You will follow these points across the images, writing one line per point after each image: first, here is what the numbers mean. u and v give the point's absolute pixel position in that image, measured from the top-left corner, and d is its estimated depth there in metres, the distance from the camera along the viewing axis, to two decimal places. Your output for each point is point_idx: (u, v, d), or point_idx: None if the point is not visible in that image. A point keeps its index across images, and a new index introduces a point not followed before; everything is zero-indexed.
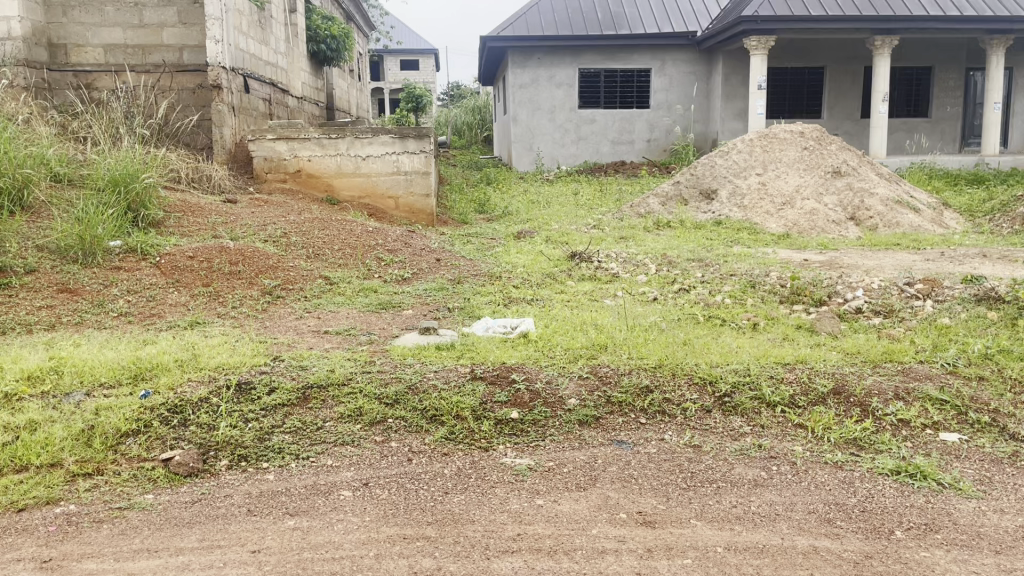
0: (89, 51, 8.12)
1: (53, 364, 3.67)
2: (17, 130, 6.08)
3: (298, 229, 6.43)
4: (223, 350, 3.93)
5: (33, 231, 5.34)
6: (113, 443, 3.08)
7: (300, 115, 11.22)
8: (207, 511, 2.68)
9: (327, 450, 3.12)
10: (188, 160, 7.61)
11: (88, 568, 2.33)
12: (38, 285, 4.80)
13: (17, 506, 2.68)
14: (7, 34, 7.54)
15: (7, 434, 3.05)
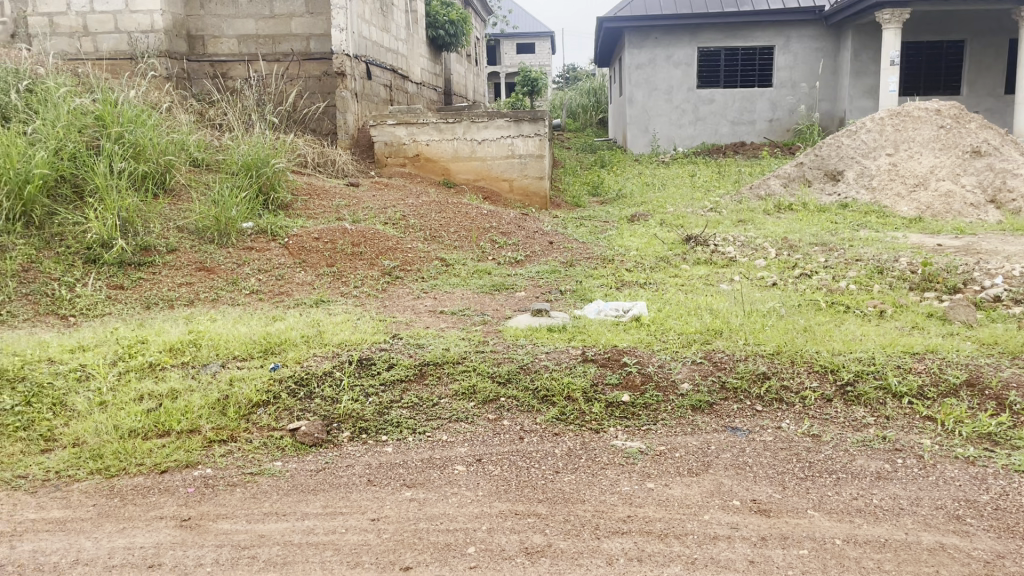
0: (224, 42, 8.55)
1: (192, 337, 3.93)
2: (160, 117, 6.49)
3: (416, 211, 6.60)
4: (346, 327, 4.11)
5: (175, 213, 5.70)
6: (246, 412, 3.27)
7: (419, 101, 11.47)
8: (331, 479, 2.82)
9: (442, 425, 3.21)
10: (314, 145, 7.93)
11: (223, 527, 2.50)
12: (178, 263, 5.12)
13: (160, 468, 2.90)
14: (150, 27, 7.93)
15: (153, 401, 3.31)
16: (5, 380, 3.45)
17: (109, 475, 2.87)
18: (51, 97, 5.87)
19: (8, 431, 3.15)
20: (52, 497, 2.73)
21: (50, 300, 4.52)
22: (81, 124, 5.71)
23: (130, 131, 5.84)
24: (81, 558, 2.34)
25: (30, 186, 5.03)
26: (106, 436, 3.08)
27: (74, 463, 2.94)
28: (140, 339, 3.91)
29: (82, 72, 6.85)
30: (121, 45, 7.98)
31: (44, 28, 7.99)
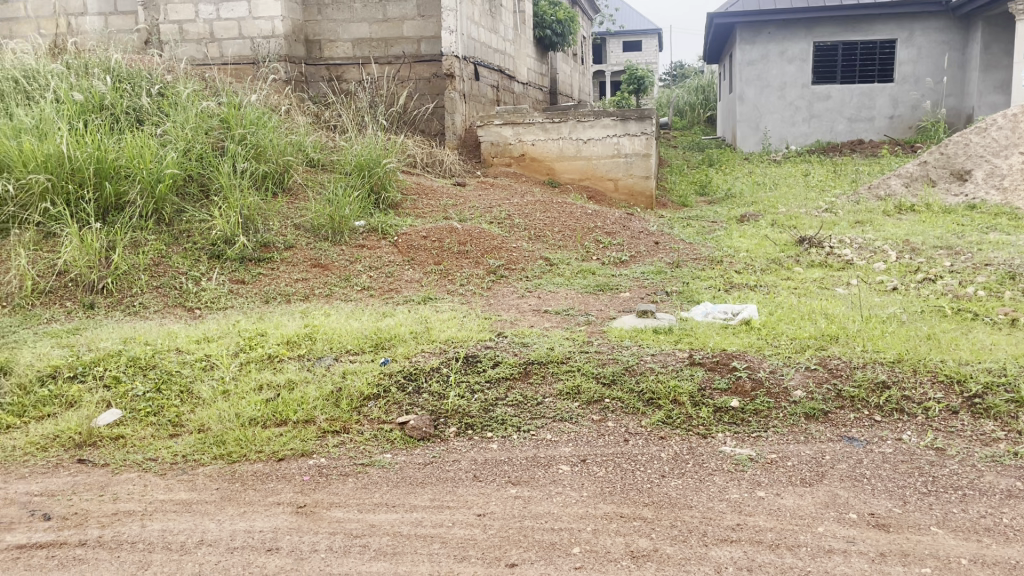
0: (340, 45, 8.83)
1: (308, 331, 4.09)
2: (280, 120, 6.76)
3: (522, 211, 6.64)
4: (453, 324, 4.18)
5: (292, 212, 5.93)
6: (357, 404, 3.38)
7: (525, 101, 11.53)
8: (438, 473, 2.88)
9: (546, 424, 3.22)
10: (423, 145, 8.10)
11: (337, 516, 2.59)
12: (295, 259, 5.33)
13: (277, 456, 3.03)
14: (272, 32, 8.28)
15: (271, 392, 3.46)
16: (138, 368, 3.68)
17: (231, 461, 3.01)
18: (181, 100, 6.21)
19: (141, 416, 3.37)
20: (180, 479, 2.89)
21: (178, 293, 4.80)
22: (207, 126, 6.02)
23: (252, 133, 6.12)
24: (206, 539, 2.47)
25: (161, 185, 5.34)
26: (229, 423, 3.24)
27: (199, 448, 3.10)
28: (259, 332, 4.09)
29: (209, 76, 7.22)
30: (244, 51, 8.36)
31: (174, 35, 8.46)
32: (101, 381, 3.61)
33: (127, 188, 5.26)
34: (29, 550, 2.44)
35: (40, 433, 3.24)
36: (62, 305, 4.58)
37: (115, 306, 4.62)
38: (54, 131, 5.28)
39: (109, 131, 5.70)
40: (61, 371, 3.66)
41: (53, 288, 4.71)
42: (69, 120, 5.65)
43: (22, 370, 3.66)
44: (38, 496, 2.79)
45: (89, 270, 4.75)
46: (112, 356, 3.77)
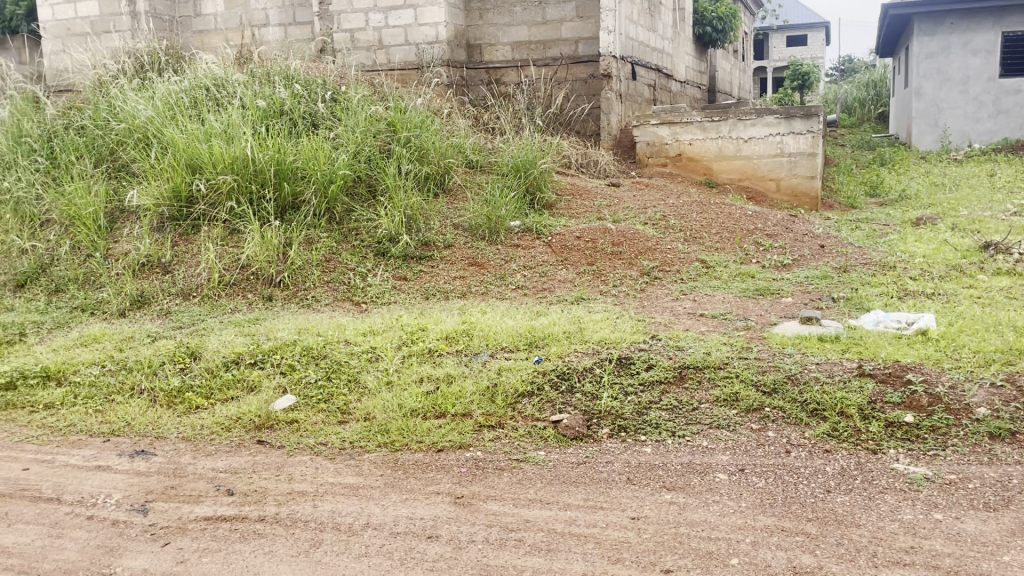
0: (499, 49, 9.02)
1: (466, 327, 4.21)
2: (441, 122, 6.99)
3: (678, 212, 6.53)
4: (606, 325, 4.17)
5: (452, 211, 6.11)
6: (512, 400, 3.44)
7: (683, 100, 11.32)
8: (591, 474, 2.89)
9: (701, 430, 3.16)
10: (578, 146, 8.12)
11: (493, 508, 2.65)
12: (453, 257, 5.50)
13: (437, 447, 3.14)
14: (435, 38, 8.57)
15: (431, 384, 3.60)
16: (311, 357, 3.93)
17: (394, 449, 3.15)
18: (351, 105, 6.55)
19: (313, 403, 3.59)
20: (348, 464, 3.05)
21: (346, 288, 5.07)
22: (375, 129, 6.31)
23: (416, 135, 6.37)
24: (371, 522, 2.60)
25: (333, 185, 5.66)
26: (393, 413, 3.39)
27: (365, 436, 3.26)
28: (420, 327, 4.26)
29: (377, 82, 7.56)
30: (409, 56, 8.70)
31: (346, 44, 8.93)
32: (278, 368, 3.88)
33: (302, 188, 5.61)
34: (215, 522, 2.65)
35: (225, 413, 3.52)
36: (244, 297, 4.96)
37: (290, 299, 4.94)
38: (239, 135, 5.70)
39: (287, 135, 6.10)
40: (243, 357, 3.96)
41: (236, 281, 5.10)
42: (253, 125, 6.10)
43: (210, 355, 3.99)
44: (223, 472, 3.03)
45: (268, 264, 5.11)
46: (287, 346, 4.04)
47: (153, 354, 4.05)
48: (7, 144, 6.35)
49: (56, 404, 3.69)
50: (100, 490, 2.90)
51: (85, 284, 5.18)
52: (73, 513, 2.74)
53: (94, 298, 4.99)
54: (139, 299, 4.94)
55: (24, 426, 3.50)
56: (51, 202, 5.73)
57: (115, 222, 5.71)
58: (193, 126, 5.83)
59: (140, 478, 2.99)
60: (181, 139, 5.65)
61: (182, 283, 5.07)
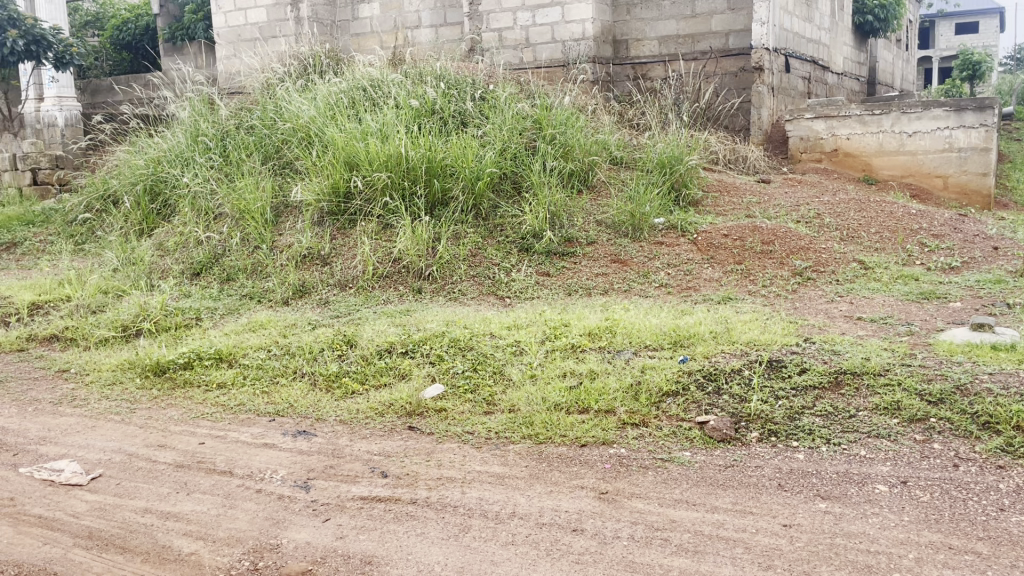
0: (647, 44, 8.93)
1: (609, 324, 4.20)
2: (587, 119, 6.99)
3: (832, 210, 6.24)
4: (756, 326, 4.05)
5: (595, 208, 6.11)
6: (656, 399, 3.41)
7: (840, 93, 10.79)
8: (740, 477, 2.82)
9: (859, 439, 3.01)
10: (726, 142, 7.91)
11: (638, 506, 2.64)
12: (597, 254, 5.49)
13: (580, 441, 3.16)
14: (582, 35, 8.59)
15: (575, 379, 3.62)
16: (458, 348, 4.04)
17: (538, 442, 3.19)
18: (499, 103, 6.67)
19: (460, 392, 3.69)
20: (494, 454, 3.12)
21: (492, 282, 5.18)
22: (522, 127, 6.40)
23: (562, 132, 6.41)
24: (517, 512, 2.65)
25: (480, 182, 5.79)
26: (537, 406, 3.44)
27: (510, 427, 3.33)
28: (563, 323, 4.29)
29: (524, 80, 7.66)
30: (556, 54, 8.76)
31: (495, 43, 9.10)
32: (427, 358, 4.02)
33: (451, 184, 5.78)
34: (371, 502, 2.79)
35: (378, 399, 3.68)
36: (395, 289, 5.16)
37: (439, 291, 5.10)
38: (393, 134, 5.94)
39: (438, 133, 6.28)
40: (395, 346, 4.13)
41: (389, 273, 5.31)
42: (407, 123, 6.33)
43: (364, 344, 4.19)
44: (377, 455, 3.17)
45: (418, 258, 5.30)
46: (436, 337, 4.17)
47: (313, 341, 4.29)
48: (185, 144, 6.88)
49: (227, 383, 3.98)
50: (267, 466, 3.11)
51: (253, 274, 5.55)
52: (243, 486, 2.94)
53: (260, 287, 5.34)
54: (300, 289, 5.25)
55: (200, 403, 3.80)
56: (224, 197, 6.17)
57: (280, 216, 6.08)
58: (351, 125, 6.12)
59: (301, 457, 3.18)
60: (340, 139, 5.95)
61: (339, 274, 5.34)
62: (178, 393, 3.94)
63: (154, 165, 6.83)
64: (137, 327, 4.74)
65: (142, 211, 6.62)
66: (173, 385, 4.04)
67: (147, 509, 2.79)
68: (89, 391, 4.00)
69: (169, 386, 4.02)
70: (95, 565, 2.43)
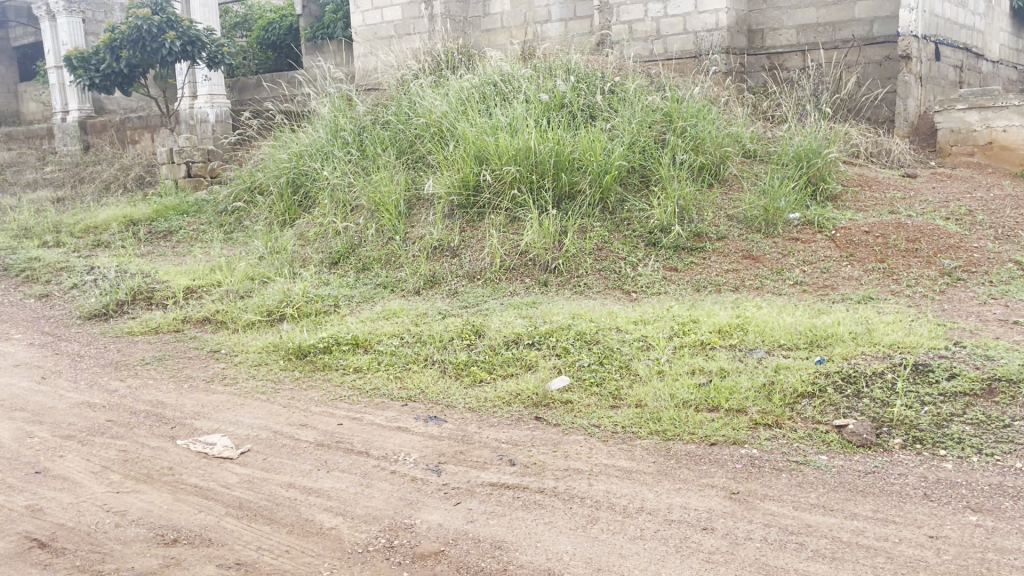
0: (783, 33, 8.68)
1: (740, 322, 4.10)
2: (719, 111, 6.84)
3: (986, 206, 5.85)
4: (900, 328, 3.85)
5: (726, 202, 5.96)
6: (790, 400, 3.31)
7: (995, 82, 10.07)
8: (881, 484, 2.70)
9: (1015, 450, 2.82)
10: (868, 134, 7.55)
11: (771, 508, 2.57)
12: (728, 250, 5.37)
13: (710, 440, 3.10)
14: (715, 25, 8.37)
15: (704, 377, 3.56)
16: (584, 342, 4.05)
17: (666, 438, 3.16)
18: (628, 96, 6.62)
19: (587, 385, 3.69)
20: (621, 448, 3.12)
21: (618, 276, 5.15)
22: (652, 119, 6.33)
23: (693, 125, 6.30)
24: (646, 507, 2.64)
25: (608, 175, 5.77)
26: (666, 402, 3.40)
27: (637, 422, 3.31)
28: (692, 319, 4.22)
29: (654, 72, 7.56)
30: (687, 45, 8.57)
31: (625, 35, 9.00)
32: (554, 350, 4.05)
33: (578, 178, 5.79)
34: (500, 488, 2.84)
35: (506, 389, 3.75)
36: (522, 281, 5.21)
37: (565, 285, 5.12)
38: (523, 128, 6.01)
39: (567, 127, 6.31)
40: (521, 338, 4.19)
41: (516, 266, 5.37)
42: (536, 117, 6.39)
43: (492, 334, 4.27)
44: (505, 443, 3.23)
45: (545, 251, 5.34)
46: (562, 330, 4.20)
47: (443, 330, 4.42)
48: (325, 138, 7.20)
49: (363, 367, 4.15)
50: (401, 448, 3.22)
51: (387, 264, 5.75)
52: (379, 467, 3.07)
53: (394, 276, 5.53)
54: (431, 279, 5.39)
55: (338, 386, 3.98)
56: (361, 189, 6.42)
57: (412, 209, 6.26)
58: (482, 120, 6.24)
59: (433, 442, 3.27)
60: (471, 133, 6.08)
61: (468, 265, 5.45)
62: (318, 375, 4.13)
63: (297, 159, 7.19)
64: (281, 312, 5.01)
65: (286, 202, 6.98)
66: (313, 367, 4.25)
67: (291, 483, 2.95)
68: (237, 370, 4.26)
69: (309, 368, 4.24)
70: (245, 534, 2.59)
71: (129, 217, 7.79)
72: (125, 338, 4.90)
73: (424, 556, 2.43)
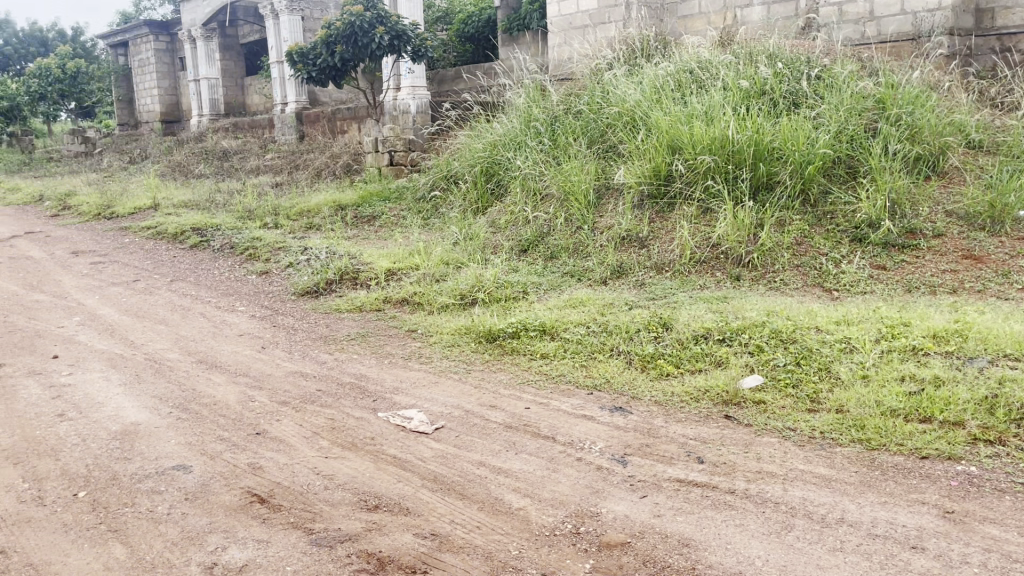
0: (1018, 12, 7.83)
1: (959, 327, 3.75)
2: (940, 98, 6.29)
3: None
4: None
5: (944, 197, 5.48)
6: (1016, 416, 3.00)
7: None
8: None
9: None
10: None
11: (991, 532, 2.35)
12: (944, 249, 4.94)
13: (920, 453, 2.87)
14: (938, 5, 7.71)
15: (915, 385, 3.30)
16: (780, 341, 3.88)
17: (870, 447, 2.96)
18: (837, 82, 6.24)
19: (782, 386, 3.53)
20: (819, 454, 2.95)
21: (818, 273, 4.89)
22: (862, 107, 5.94)
23: (909, 113, 5.84)
24: (846, 518, 2.49)
25: (811, 166, 5.48)
26: (871, 409, 3.19)
27: (838, 428, 3.12)
28: (903, 322, 3.92)
29: (866, 56, 7.08)
30: (905, 26, 7.97)
31: (834, 18, 8.53)
32: (746, 348, 3.91)
33: (778, 168, 5.55)
34: (688, 485, 2.78)
35: (694, 384, 3.66)
36: (713, 275, 5.07)
37: (759, 280, 4.92)
38: (720, 116, 5.84)
39: (767, 115, 6.05)
40: (712, 333, 4.07)
41: (707, 259, 5.24)
42: (735, 105, 6.18)
43: (681, 327, 4.18)
44: (693, 440, 3.16)
45: (739, 244, 5.16)
46: (756, 326, 4.04)
47: (630, 321, 4.38)
48: (519, 128, 7.34)
49: (550, 354, 4.20)
50: (587, 436, 3.24)
51: (575, 253, 5.78)
52: (565, 453, 3.10)
53: (581, 266, 5.55)
54: (619, 270, 5.36)
55: (526, 370, 4.06)
56: (552, 179, 6.50)
57: (601, 198, 6.26)
58: (677, 108, 6.12)
59: (619, 432, 3.26)
60: (665, 122, 5.98)
61: (656, 257, 5.37)
62: (507, 359, 4.24)
63: (491, 148, 7.39)
64: (473, 297, 5.19)
65: (479, 190, 7.20)
66: (502, 351, 4.36)
67: (481, 462, 3.05)
68: (432, 350, 4.46)
69: (498, 351, 4.35)
70: (440, 507, 2.70)
71: (338, 202, 8.35)
72: (332, 315, 5.26)
73: (610, 546, 2.43)
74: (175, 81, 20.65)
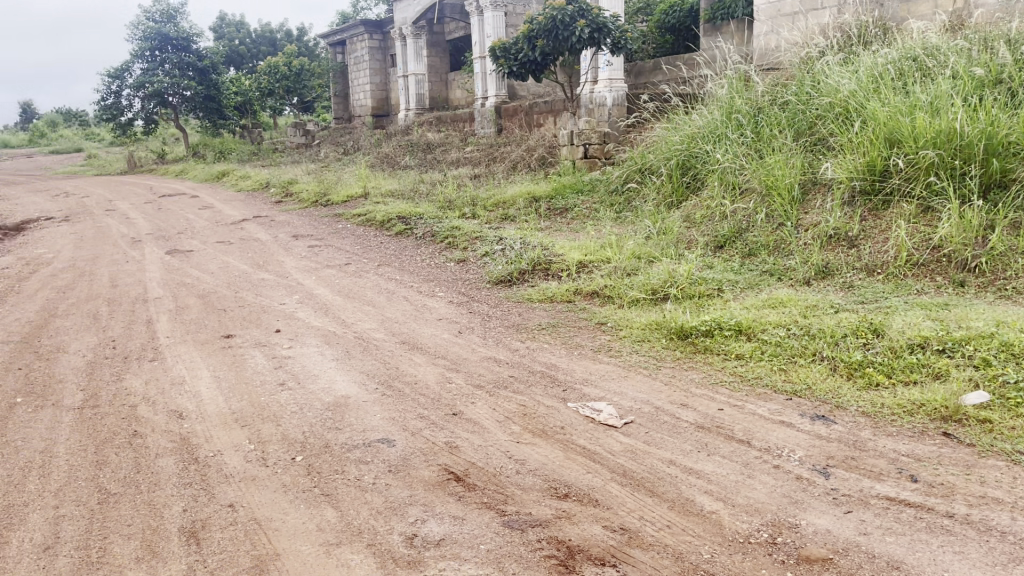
0: None
1: None
2: None
3: None
4: None
5: None
6: None
7: None
8: None
9: None
10: None
11: None
12: None
13: None
14: None
15: None
16: (1011, 355, 3.51)
17: None
18: None
19: (1012, 406, 3.19)
20: None
21: None
22: None
23: None
24: None
25: None
26: None
27: None
28: None
29: None
30: None
31: None
32: (970, 361, 3.57)
33: (1015, 165, 5.01)
34: (899, 504, 2.58)
35: (907, 397, 3.39)
36: (933, 279, 4.67)
37: (986, 287, 4.47)
38: (947, 107, 5.36)
39: (1003, 105, 5.48)
40: (930, 343, 3.76)
41: (926, 261, 4.83)
42: (964, 94, 5.65)
43: (894, 335, 3.89)
44: (905, 456, 2.93)
45: (964, 247, 4.71)
46: (983, 338, 3.68)
47: (836, 325, 4.13)
48: (720, 120, 7.10)
49: (745, 355, 4.05)
50: (785, 443, 3.09)
51: (776, 251, 5.54)
52: (762, 459, 2.97)
53: (782, 264, 5.31)
54: (824, 270, 5.07)
55: (719, 370, 3.94)
56: (753, 173, 6.26)
57: (807, 194, 5.95)
58: (898, 98, 5.68)
59: (821, 442, 3.09)
60: (883, 113, 5.58)
61: (867, 258, 5.03)
62: (699, 358, 4.13)
63: (689, 141, 7.23)
64: (665, 292, 5.10)
65: (675, 184, 7.08)
66: (694, 349, 4.25)
67: (672, 460, 2.99)
68: (622, 344, 4.43)
69: (690, 350, 4.25)
70: (629, 502, 2.68)
71: (532, 194, 8.51)
72: (525, 304, 5.37)
73: (810, 560, 2.30)
74: (386, 77, 21.89)
